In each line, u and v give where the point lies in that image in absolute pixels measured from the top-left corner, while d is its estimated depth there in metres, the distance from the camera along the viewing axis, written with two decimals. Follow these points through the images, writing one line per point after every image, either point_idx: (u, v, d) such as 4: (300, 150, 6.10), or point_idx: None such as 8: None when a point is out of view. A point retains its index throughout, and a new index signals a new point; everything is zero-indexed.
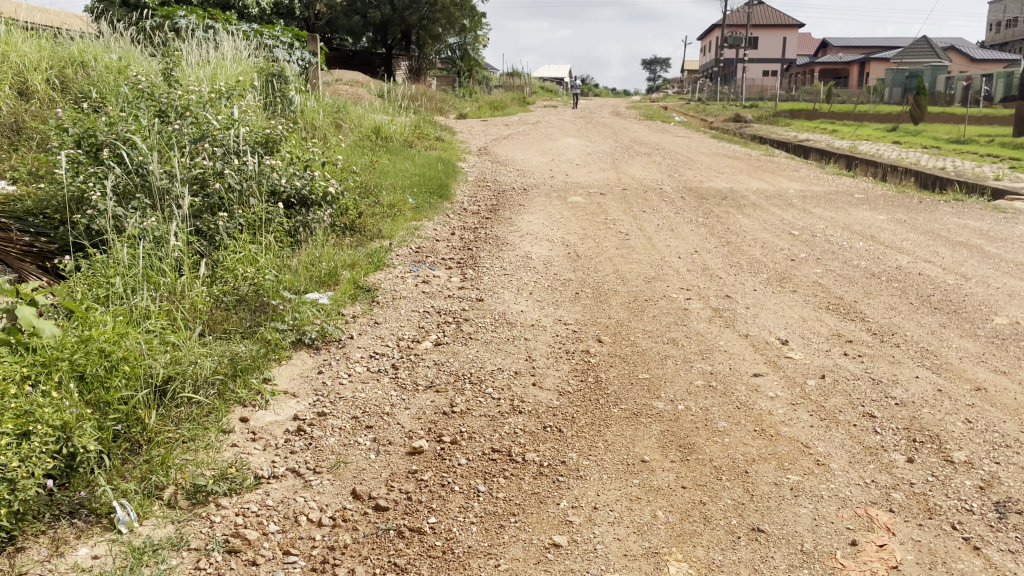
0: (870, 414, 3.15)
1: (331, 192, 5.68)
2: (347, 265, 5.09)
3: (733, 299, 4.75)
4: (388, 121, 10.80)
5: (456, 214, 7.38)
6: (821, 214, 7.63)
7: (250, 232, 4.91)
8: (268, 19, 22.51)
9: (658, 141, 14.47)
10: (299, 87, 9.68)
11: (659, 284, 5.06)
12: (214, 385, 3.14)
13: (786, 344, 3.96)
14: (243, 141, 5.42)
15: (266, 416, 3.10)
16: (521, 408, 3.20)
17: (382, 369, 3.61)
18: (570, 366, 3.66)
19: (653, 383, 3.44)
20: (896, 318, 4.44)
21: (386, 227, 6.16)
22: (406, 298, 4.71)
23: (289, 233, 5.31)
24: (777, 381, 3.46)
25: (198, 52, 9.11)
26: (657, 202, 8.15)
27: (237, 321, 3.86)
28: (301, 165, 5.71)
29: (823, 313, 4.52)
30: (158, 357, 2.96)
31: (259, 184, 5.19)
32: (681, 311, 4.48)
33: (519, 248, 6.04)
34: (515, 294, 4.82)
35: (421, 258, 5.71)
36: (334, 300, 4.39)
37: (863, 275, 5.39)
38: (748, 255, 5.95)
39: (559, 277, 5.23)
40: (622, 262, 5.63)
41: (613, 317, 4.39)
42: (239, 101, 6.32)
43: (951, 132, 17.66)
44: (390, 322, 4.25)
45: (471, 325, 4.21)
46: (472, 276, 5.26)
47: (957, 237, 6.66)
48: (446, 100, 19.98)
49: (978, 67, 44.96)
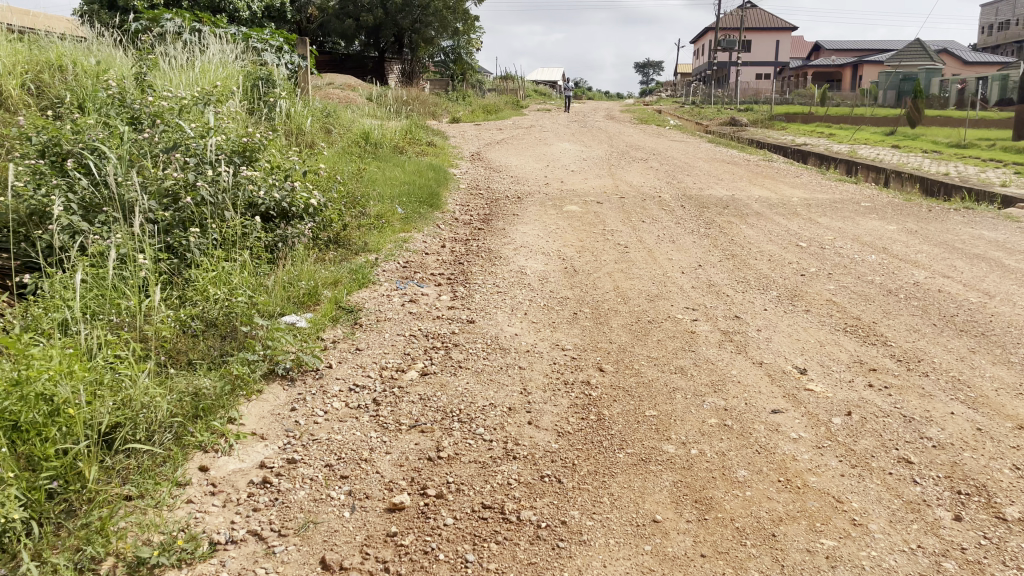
0: (905, 460, 2.85)
1: (313, 204, 5.33)
2: (329, 283, 4.75)
3: (743, 320, 4.42)
4: (379, 127, 10.47)
5: (447, 225, 7.04)
6: (828, 224, 7.32)
7: (225, 248, 4.54)
8: (258, 22, 22.16)
9: (655, 146, 14.17)
10: (286, 91, 9.34)
11: (662, 302, 4.74)
12: (171, 429, 2.79)
13: (804, 374, 3.63)
14: (220, 149, 5.06)
15: (229, 464, 2.75)
16: (515, 452, 2.86)
17: (362, 405, 3.26)
18: (569, 401, 3.32)
19: (663, 422, 3.10)
20: (921, 342, 4.14)
21: (372, 240, 5.82)
22: (392, 319, 4.36)
23: (269, 247, 4.93)
24: (799, 419, 3.14)
25: (181, 55, 8.75)
26: (657, 211, 7.82)
27: (202, 348, 3.48)
28: (281, 174, 5.33)
29: (842, 336, 4.20)
30: (105, 400, 2.60)
31: (236, 196, 4.83)
32: (688, 334, 4.15)
33: (513, 262, 5.71)
34: (508, 315, 4.48)
35: (409, 273, 5.38)
36: (312, 323, 4.03)
37: (880, 292, 5.07)
38: (755, 269, 5.62)
39: (555, 295, 4.90)
40: (622, 277, 5.30)
41: (615, 341, 4.05)
42: (218, 105, 5.96)
43: (950, 136, 17.38)
44: (374, 348, 3.89)
45: (461, 352, 3.87)
46: (464, 294, 4.93)
47: (973, 248, 6.36)
48: (439, 105, 19.67)
49: (973, 69, 44.79)
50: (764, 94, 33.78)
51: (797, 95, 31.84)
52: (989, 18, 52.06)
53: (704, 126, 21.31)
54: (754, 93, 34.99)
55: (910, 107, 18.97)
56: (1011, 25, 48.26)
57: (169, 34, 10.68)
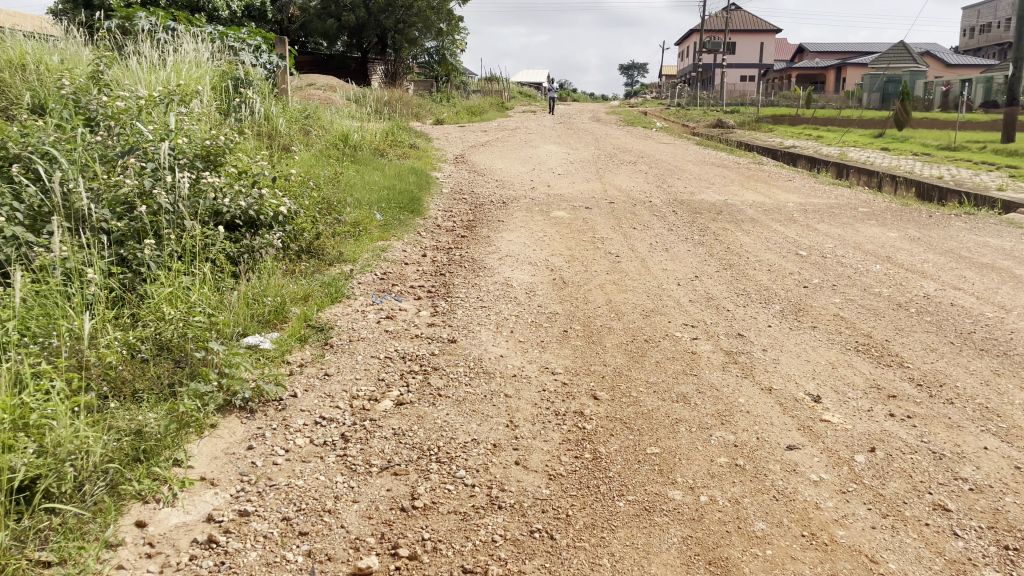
0: (941, 507, 2.52)
1: (283, 211, 4.95)
2: (300, 299, 4.40)
3: (747, 339, 4.08)
4: (360, 129, 10.11)
5: (429, 232, 6.70)
6: (826, 230, 7.02)
7: (185, 261, 4.17)
8: (238, 22, 21.70)
9: (643, 148, 13.85)
10: (261, 92, 8.97)
11: (659, 318, 4.41)
12: (104, 477, 2.44)
13: (819, 402, 3.30)
14: (182, 153, 4.70)
15: (170, 518, 2.40)
16: (500, 501, 2.52)
17: (329, 442, 2.90)
18: (561, 436, 2.97)
19: (666, 461, 2.76)
20: (939, 363, 3.82)
21: (347, 249, 5.46)
22: (366, 339, 3.99)
23: (235, 259, 4.56)
24: (818, 458, 2.81)
25: (152, 54, 8.37)
26: (648, 217, 7.50)
27: (149, 377, 3.10)
28: (249, 179, 4.95)
29: (855, 357, 3.88)
30: (22, 448, 2.26)
31: (198, 204, 4.45)
32: (688, 355, 3.82)
33: (497, 273, 5.36)
34: (493, 333, 4.13)
35: (386, 285, 5.03)
36: (277, 346, 3.67)
37: (888, 306, 4.76)
38: (755, 281, 5.30)
39: (543, 310, 4.55)
40: (615, 290, 4.97)
41: (610, 363, 3.71)
42: (183, 105, 5.59)
43: (940, 139, 17.15)
44: (345, 373, 3.53)
45: (441, 377, 3.51)
46: (445, 309, 4.58)
47: (981, 257, 6.06)
48: (423, 106, 19.32)
49: (956, 71, 44.76)
50: (750, 96, 33.62)
51: (783, 97, 31.64)
52: (972, 21, 52.13)
53: (691, 128, 21.05)
54: (740, 96, 34.78)
55: (897, 109, 18.75)
56: (994, 27, 48.34)
57: (141, 33, 10.27)
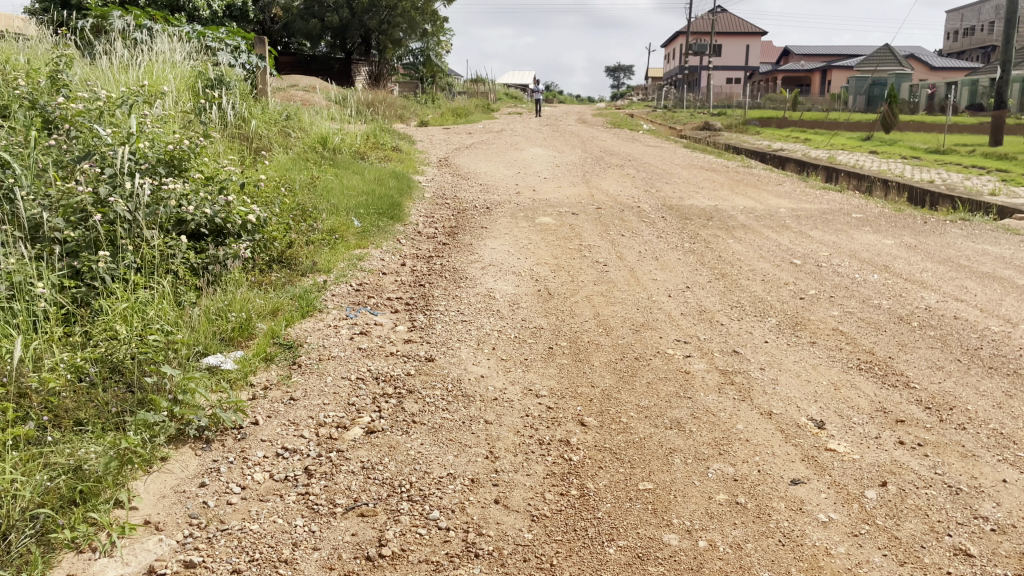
0: (963, 552, 2.28)
1: (251, 219, 4.68)
2: (267, 314, 4.14)
3: (743, 356, 3.85)
4: (340, 131, 9.85)
5: (409, 240, 6.47)
6: (820, 237, 6.81)
7: (144, 275, 3.91)
8: (219, 22, 21.38)
9: (631, 151, 13.65)
10: (237, 94, 8.71)
11: (649, 334, 4.17)
12: (32, 524, 2.19)
13: (823, 429, 3.06)
14: (144, 158, 4.43)
15: (107, 572, 2.15)
16: (478, 546, 2.27)
17: (290, 478, 2.65)
18: (545, 469, 2.72)
19: (660, 499, 2.52)
20: (948, 383, 3.60)
21: (321, 260, 5.22)
22: (337, 358, 3.73)
23: (198, 271, 4.29)
24: (825, 494, 2.57)
25: (123, 53, 8.09)
26: (637, 223, 7.28)
27: (95, 405, 2.84)
28: (216, 186, 4.69)
29: (858, 376, 3.65)
30: None
31: (159, 213, 4.19)
32: (682, 375, 3.58)
33: (480, 284, 5.12)
34: (473, 350, 3.88)
35: (362, 297, 4.78)
36: (239, 366, 3.42)
37: (890, 319, 4.54)
38: (749, 292, 5.09)
39: (528, 324, 4.31)
40: (603, 302, 4.74)
41: (598, 385, 3.46)
42: (147, 107, 5.32)
43: (928, 141, 17.03)
44: (312, 397, 3.27)
45: (416, 401, 3.25)
46: (423, 324, 4.33)
47: (981, 266, 5.87)
48: (407, 107, 19.09)
49: (941, 74, 44.82)
50: (736, 99, 33.53)
51: (769, 99, 31.59)
52: (956, 24, 52.30)
53: (678, 130, 20.89)
54: (727, 98, 34.69)
55: (885, 112, 18.62)
56: (979, 30, 48.47)
57: (114, 32, 9.99)
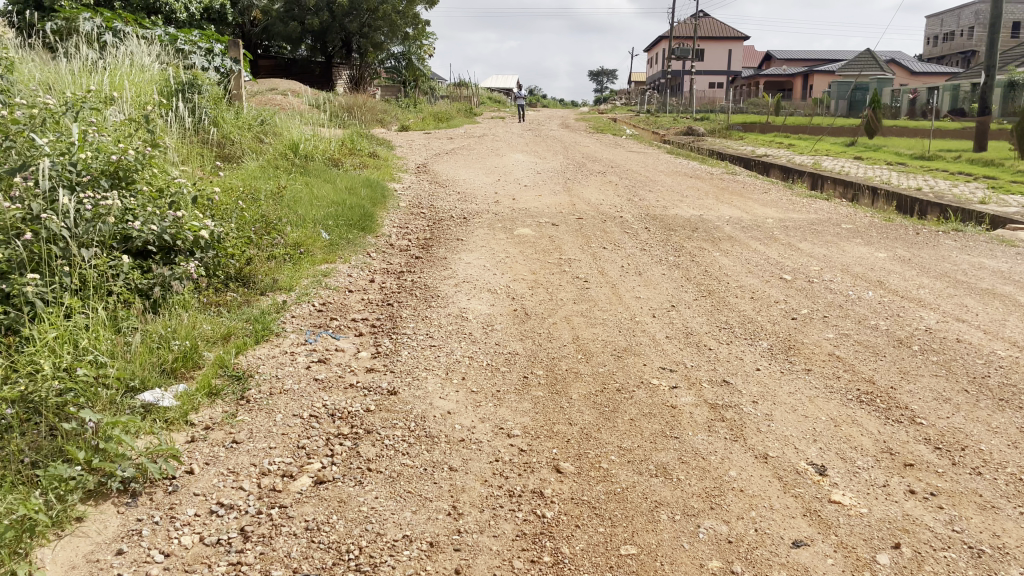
0: None
1: (204, 235, 4.32)
2: (217, 341, 3.79)
3: (734, 388, 3.54)
4: (315, 136, 9.49)
5: (380, 253, 6.14)
6: (811, 250, 6.53)
7: (80, 298, 3.53)
8: (196, 24, 20.94)
9: (614, 157, 13.35)
10: (205, 99, 8.34)
11: (632, 360, 3.86)
12: None
13: (825, 476, 2.76)
14: (86, 169, 4.06)
15: None
16: None
17: (223, 542, 2.31)
18: (514, 528, 2.41)
19: (645, 567, 2.21)
20: (956, 417, 3.30)
21: (283, 277, 4.88)
22: (290, 392, 3.39)
23: (144, 292, 3.92)
24: (832, 560, 2.27)
25: (83, 56, 7.72)
26: (619, 234, 6.97)
27: (3, 456, 2.48)
28: (165, 201, 4.32)
29: (859, 410, 3.34)
30: None
31: (100, 230, 3.82)
32: (668, 411, 3.26)
33: (451, 303, 4.79)
34: (441, 381, 3.55)
35: (325, 318, 4.45)
36: (179, 404, 3.07)
37: (888, 342, 4.25)
38: (738, 311, 4.79)
39: (502, 350, 3.99)
40: (583, 324, 4.43)
41: (576, 423, 3.14)
42: (95, 115, 4.95)
43: (913, 147, 16.85)
44: (258, 440, 2.93)
45: (374, 444, 2.92)
46: (389, 349, 4.01)
47: (979, 282, 5.60)
48: (387, 111, 18.75)
49: (922, 79, 44.89)
50: (718, 103, 33.40)
51: (751, 104, 31.50)
52: (937, 30, 52.48)
53: (661, 135, 20.66)
54: (710, 102, 34.51)
55: (870, 117, 18.42)
56: (959, 35, 48.60)
57: (79, 34, 9.59)
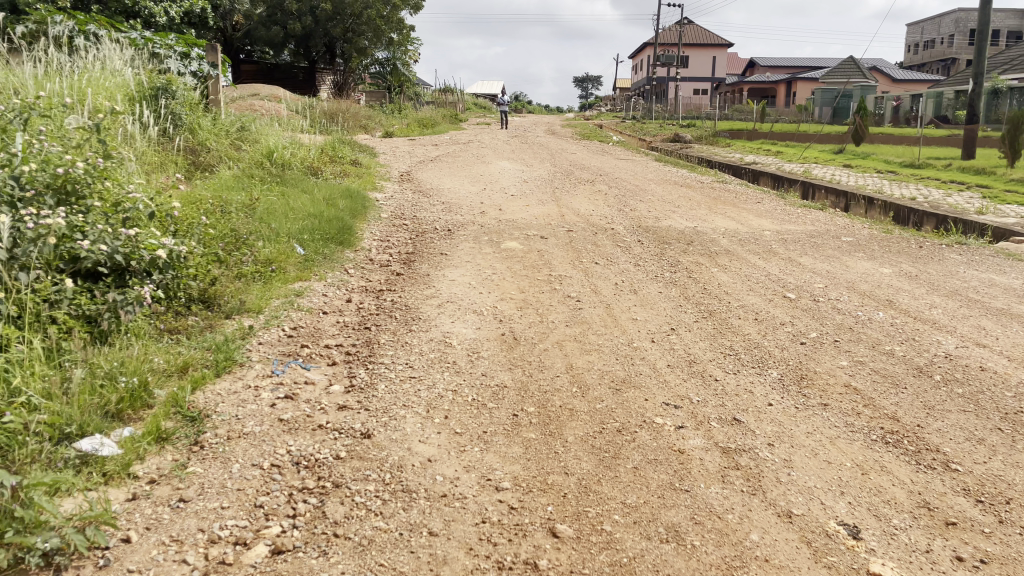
0: None
1: (162, 254, 3.93)
2: (172, 375, 3.40)
3: (746, 427, 3.20)
4: (293, 143, 9.10)
5: (358, 269, 5.77)
6: (812, 265, 6.21)
7: (15, 328, 3.13)
8: (176, 28, 20.49)
9: (601, 165, 13.03)
10: (176, 104, 7.93)
11: (633, 394, 3.51)
12: None
13: (859, 540, 2.41)
14: (29, 183, 3.65)
15: None
16: None
17: None
18: None
19: None
20: (995, 462, 2.96)
21: (251, 298, 4.50)
22: (250, 436, 3.01)
23: (91, 319, 3.51)
24: None
25: (46, 58, 7.30)
26: (611, 248, 6.63)
27: None
28: (119, 217, 3.92)
29: (886, 455, 3.00)
30: None
31: (41, 249, 3.41)
32: (676, 457, 2.91)
33: (434, 326, 4.43)
34: (421, 421, 3.18)
35: (294, 345, 4.08)
36: (121, 453, 2.69)
37: (907, 371, 3.91)
38: (743, 335, 4.45)
39: (489, 382, 3.62)
40: (577, 351, 4.08)
41: (573, 472, 2.78)
42: (47, 122, 4.54)
43: (903, 154, 16.59)
44: (209, 497, 2.56)
45: (342, 503, 2.55)
46: (365, 382, 3.64)
47: (994, 301, 5.28)
48: (370, 117, 18.37)
49: (904, 87, 44.81)
50: (703, 109, 33.20)
51: (736, 110, 31.35)
52: (919, 38, 52.58)
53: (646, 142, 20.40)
54: (695, 108, 34.26)
55: (857, 124, 18.18)
56: (941, 43, 48.68)
57: (48, 38, 9.18)
